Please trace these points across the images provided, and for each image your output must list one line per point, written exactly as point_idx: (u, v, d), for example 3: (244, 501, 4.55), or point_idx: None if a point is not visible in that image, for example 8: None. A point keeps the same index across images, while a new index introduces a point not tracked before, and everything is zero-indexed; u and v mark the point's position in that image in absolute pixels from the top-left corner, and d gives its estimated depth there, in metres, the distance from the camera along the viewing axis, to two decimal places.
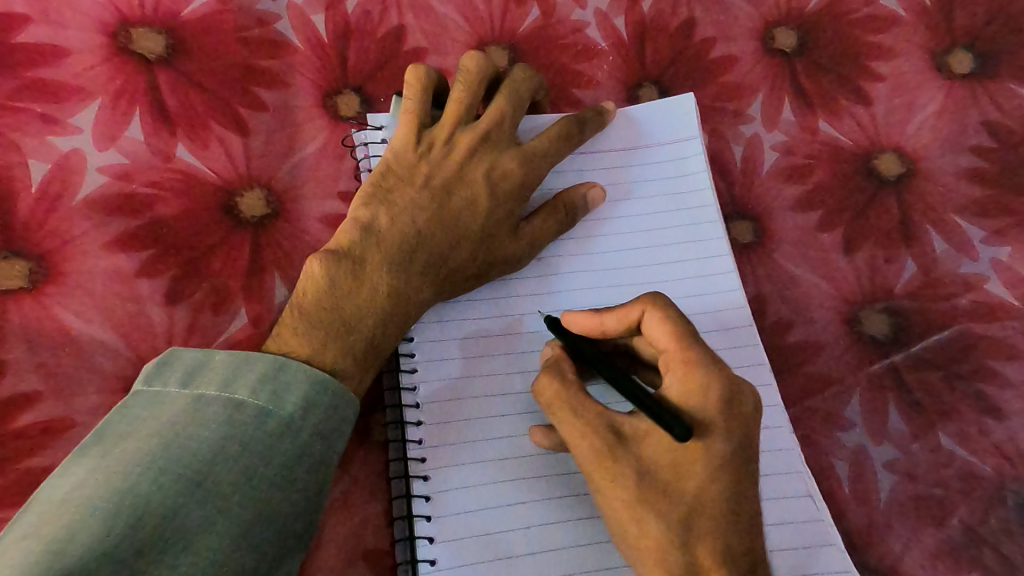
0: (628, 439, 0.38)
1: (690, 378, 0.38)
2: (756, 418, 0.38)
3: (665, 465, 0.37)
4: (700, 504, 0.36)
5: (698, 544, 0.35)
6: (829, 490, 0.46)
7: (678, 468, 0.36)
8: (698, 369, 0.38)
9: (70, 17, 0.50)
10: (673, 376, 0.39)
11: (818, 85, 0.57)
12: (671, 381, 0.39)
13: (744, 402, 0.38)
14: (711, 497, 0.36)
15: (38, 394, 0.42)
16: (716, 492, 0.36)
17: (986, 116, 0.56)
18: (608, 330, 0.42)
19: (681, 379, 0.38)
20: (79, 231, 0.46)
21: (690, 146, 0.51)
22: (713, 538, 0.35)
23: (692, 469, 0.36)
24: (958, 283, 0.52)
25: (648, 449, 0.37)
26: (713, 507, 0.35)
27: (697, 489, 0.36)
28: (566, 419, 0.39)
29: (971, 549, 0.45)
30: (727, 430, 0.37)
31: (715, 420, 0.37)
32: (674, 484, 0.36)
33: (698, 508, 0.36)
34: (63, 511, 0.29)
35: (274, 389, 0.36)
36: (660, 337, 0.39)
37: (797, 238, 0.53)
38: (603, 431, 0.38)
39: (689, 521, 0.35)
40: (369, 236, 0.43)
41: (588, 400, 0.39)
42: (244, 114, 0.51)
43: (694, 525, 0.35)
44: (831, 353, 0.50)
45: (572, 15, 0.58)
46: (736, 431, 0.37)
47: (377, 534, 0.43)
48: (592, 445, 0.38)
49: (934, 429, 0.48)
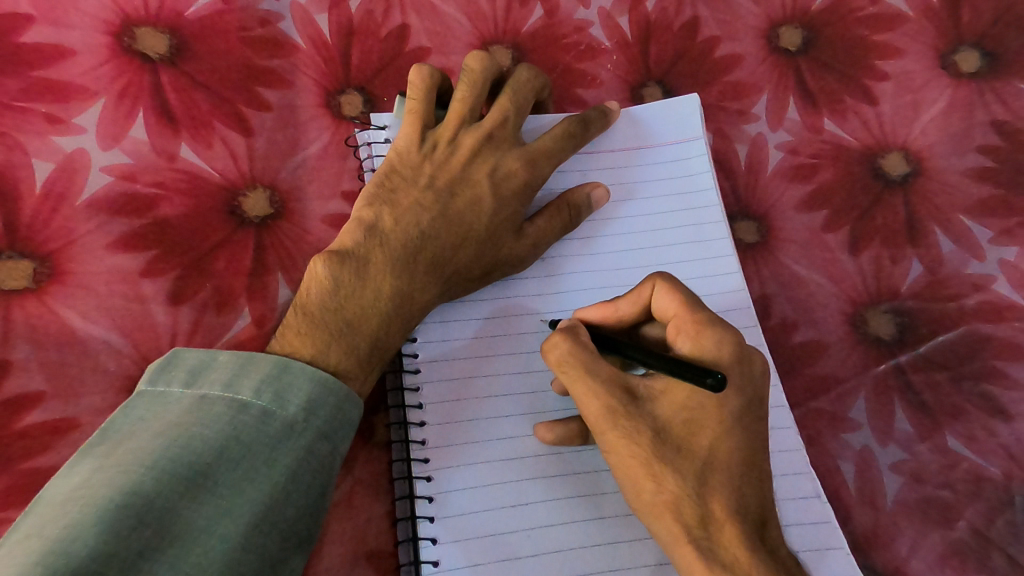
0: (641, 399, 0.38)
1: (705, 336, 0.39)
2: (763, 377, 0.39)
3: (678, 423, 0.37)
4: (714, 458, 0.36)
5: (712, 496, 0.36)
6: (835, 491, 0.46)
7: (693, 424, 0.37)
8: (711, 326, 0.39)
9: (75, 17, 0.50)
10: (686, 338, 0.39)
11: (823, 84, 0.57)
12: (683, 343, 0.39)
13: (754, 358, 0.39)
14: (724, 451, 0.37)
15: (43, 394, 0.42)
16: (729, 446, 0.37)
17: (993, 115, 0.56)
18: (624, 316, 0.42)
19: (695, 338, 0.39)
20: (84, 231, 0.46)
21: (694, 146, 0.51)
22: (727, 490, 0.36)
23: (706, 425, 0.37)
24: (965, 284, 0.51)
25: (661, 408, 0.38)
26: (727, 460, 0.36)
27: (711, 443, 0.37)
28: (582, 380, 0.39)
29: (980, 551, 0.45)
30: (740, 386, 0.38)
31: (729, 375, 0.38)
32: (688, 440, 0.37)
33: (713, 462, 0.36)
34: (67, 510, 0.29)
35: (278, 390, 0.36)
36: (669, 306, 0.40)
37: (802, 238, 0.52)
38: (618, 390, 0.38)
39: (704, 475, 0.36)
40: (373, 236, 0.43)
41: (600, 362, 0.39)
42: (247, 114, 0.51)
43: (709, 478, 0.36)
44: (836, 353, 0.49)
45: (575, 14, 0.58)
46: (747, 387, 0.38)
47: (381, 535, 0.43)
48: (607, 404, 0.38)
49: (940, 431, 0.48)
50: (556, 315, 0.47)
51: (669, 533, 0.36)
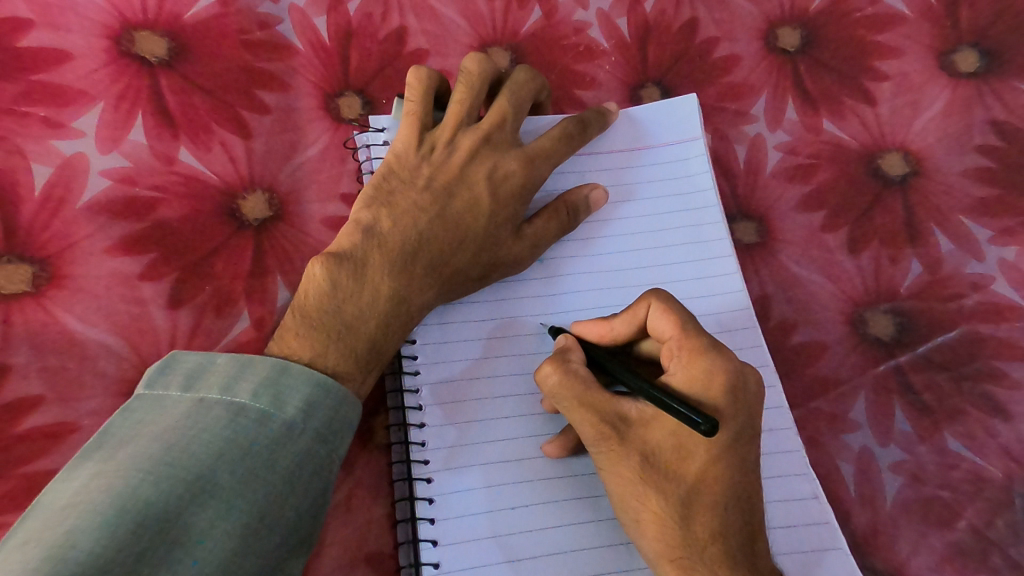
0: (633, 424, 0.39)
1: (696, 366, 0.39)
2: (759, 400, 0.39)
3: (667, 448, 0.38)
4: (701, 484, 0.37)
5: (696, 519, 0.37)
6: (835, 492, 0.46)
7: (682, 450, 0.38)
8: (703, 357, 0.39)
9: (74, 21, 0.50)
10: (679, 366, 0.39)
11: (822, 84, 0.57)
12: (676, 370, 0.39)
13: (750, 386, 0.39)
14: (711, 478, 0.37)
15: (42, 398, 0.42)
16: (718, 473, 0.37)
17: (992, 115, 0.56)
18: (620, 334, 0.43)
19: (688, 368, 0.39)
20: (82, 235, 0.46)
21: (693, 147, 0.51)
22: (711, 514, 0.37)
23: (696, 451, 0.37)
24: (965, 284, 0.51)
25: (652, 433, 0.38)
26: (714, 487, 0.37)
27: (699, 470, 0.37)
28: (574, 407, 0.39)
29: (981, 552, 0.45)
30: (733, 414, 0.38)
31: (722, 406, 0.38)
32: (676, 465, 0.38)
33: (700, 488, 0.37)
34: (66, 516, 0.29)
35: (275, 392, 0.36)
36: (666, 328, 0.40)
37: (801, 238, 0.52)
38: (610, 417, 0.39)
39: (689, 500, 0.37)
40: (371, 238, 0.43)
41: (594, 389, 0.39)
42: (246, 117, 0.51)
43: (694, 503, 0.37)
44: (835, 354, 0.49)
45: (573, 16, 0.58)
46: (741, 414, 0.38)
47: (381, 537, 0.43)
48: (597, 431, 0.39)
49: (940, 431, 0.47)
50: (554, 317, 0.47)
51: (653, 551, 0.38)
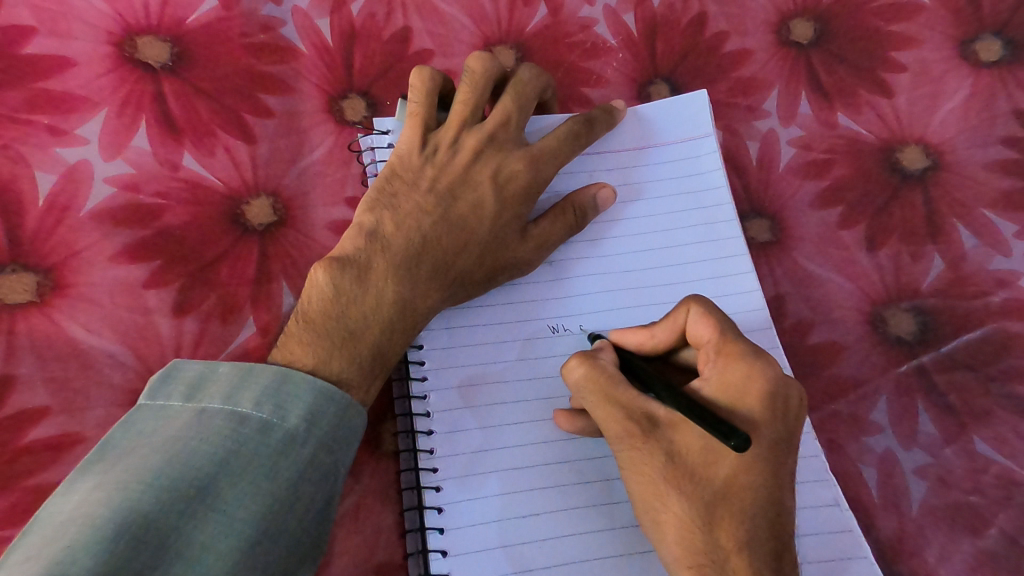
0: (662, 425, 0.37)
1: (732, 371, 0.37)
2: (800, 415, 0.37)
3: (694, 450, 0.36)
4: (729, 490, 0.35)
5: (720, 527, 0.35)
6: (857, 497, 0.44)
7: (710, 455, 0.36)
8: (740, 363, 0.37)
9: (77, 28, 0.50)
10: (714, 371, 0.38)
11: (837, 77, 0.55)
12: (711, 376, 0.38)
13: (791, 399, 0.37)
14: (740, 485, 0.35)
15: (48, 409, 0.42)
16: (748, 480, 0.35)
17: (1015, 105, 0.54)
18: (661, 342, 0.42)
19: (723, 374, 0.38)
20: (87, 243, 0.45)
21: (703, 144, 0.49)
22: (736, 523, 0.34)
23: (725, 456, 0.35)
24: (990, 281, 0.50)
25: (680, 435, 0.37)
26: (742, 495, 0.35)
27: (728, 475, 0.35)
28: (601, 403, 0.38)
29: (1014, 560, 0.43)
30: (770, 424, 0.36)
31: (758, 417, 0.36)
32: (702, 471, 0.36)
33: (727, 495, 0.35)
34: (64, 532, 0.28)
35: (278, 402, 0.35)
36: (703, 333, 0.39)
37: (818, 235, 0.51)
38: (637, 416, 0.38)
39: (713, 505, 0.35)
40: (375, 242, 0.43)
41: (621, 387, 0.38)
42: (250, 121, 0.50)
43: (718, 511, 0.35)
44: (855, 354, 0.48)
45: (580, 12, 0.57)
46: (778, 424, 0.36)
47: (389, 547, 0.42)
48: (624, 429, 0.38)
49: (967, 434, 0.46)
50: (564, 319, 0.46)
51: (672, 554, 0.36)
